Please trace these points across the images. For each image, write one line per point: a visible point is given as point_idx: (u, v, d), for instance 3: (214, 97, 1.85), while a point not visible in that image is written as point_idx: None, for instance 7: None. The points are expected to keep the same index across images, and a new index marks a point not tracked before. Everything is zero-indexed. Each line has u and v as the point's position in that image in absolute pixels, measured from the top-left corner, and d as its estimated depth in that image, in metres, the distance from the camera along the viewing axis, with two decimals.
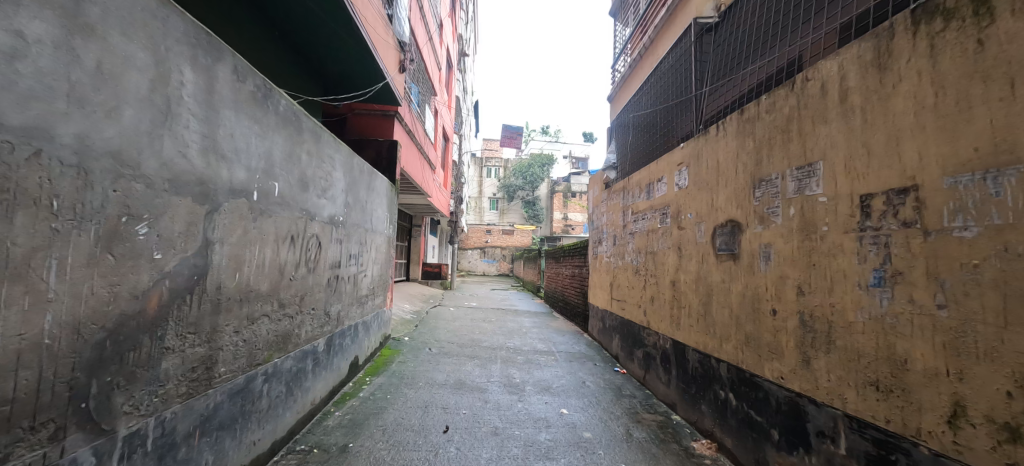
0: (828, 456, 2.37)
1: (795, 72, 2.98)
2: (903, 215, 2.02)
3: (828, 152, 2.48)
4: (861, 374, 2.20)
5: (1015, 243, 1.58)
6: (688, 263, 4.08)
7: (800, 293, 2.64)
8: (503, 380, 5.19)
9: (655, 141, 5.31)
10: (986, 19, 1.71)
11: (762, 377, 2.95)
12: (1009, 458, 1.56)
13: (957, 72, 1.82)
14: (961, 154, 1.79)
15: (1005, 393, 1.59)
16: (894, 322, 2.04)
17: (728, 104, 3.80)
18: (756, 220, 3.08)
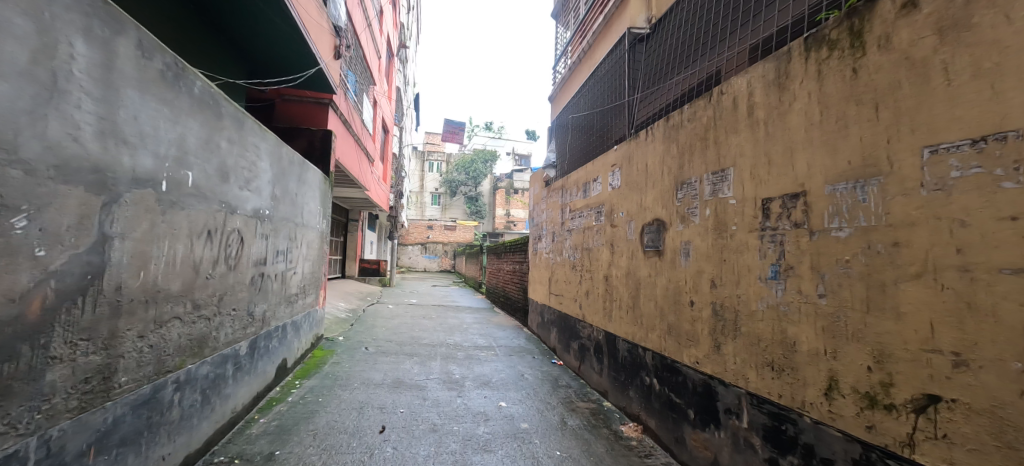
0: (733, 430, 2.68)
1: (712, 86, 3.29)
2: (794, 217, 2.32)
3: (738, 160, 2.78)
4: (761, 356, 2.51)
5: (875, 242, 1.90)
6: (620, 259, 4.34)
7: (713, 286, 2.93)
8: (442, 377, 5.16)
9: (592, 143, 5.56)
10: (859, 52, 2.03)
11: (681, 363, 3.24)
12: (869, 422, 1.88)
13: (837, 95, 2.13)
14: (839, 166, 2.10)
15: (866, 367, 1.91)
16: (786, 310, 2.35)
17: (656, 111, 4.10)
18: (678, 220, 3.37)
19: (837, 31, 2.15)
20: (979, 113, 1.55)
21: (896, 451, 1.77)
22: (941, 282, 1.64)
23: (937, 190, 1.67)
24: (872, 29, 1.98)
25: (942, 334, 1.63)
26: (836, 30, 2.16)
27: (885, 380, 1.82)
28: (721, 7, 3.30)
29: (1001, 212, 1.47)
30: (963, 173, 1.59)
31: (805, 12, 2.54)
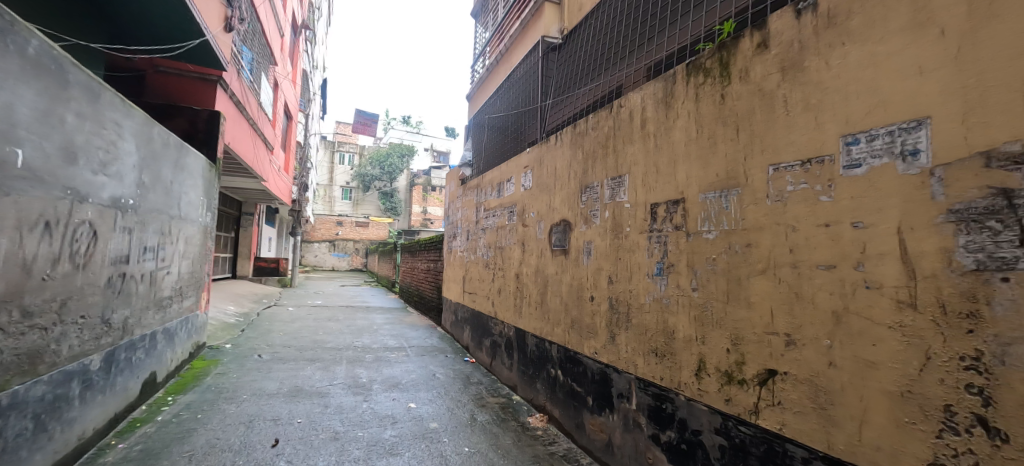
0: (625, 412, 2.96)
1: (613, 98, 3.59)
2: (675, 220, 2.64)
3: (632, 168, 3.07)
4: (647, 344, 2.80)
5: (734, 243, 2.25)
6: (530, 257, 4.51)
7: (610, 282, 3.20)
8: (348, 382, 4.88)
9: (507, 144, 5.69)
10: (725, 81, 2.38)
11: (582, 354, 3.49)
12: (727, 396, 2.23)
13: (710, 116, 2.47)
14: (709, 177, 2.43)
15: (725, 349, 2.26)
16: (667, 302, 2.66)
17: (565, 118, 4.34)
18: (581, 221, 3.61)
19: (710, 61, 2.49)
20: (808, 140, 1.95)
21: (745, 418, 2.13)
22: (778, 276, 2.02)
23: (778, 201, 2.04)
24: (736, 63, 2.33)
25: (779, 319, 2.00)
26: (709, 60, 2.50)
27: (739, 359, 2.18)
28: (622, 28, 3.62)
29: (819, 220, 1.86)
30: (795, 188, 1.98)
31: (687, 42, 2.90)
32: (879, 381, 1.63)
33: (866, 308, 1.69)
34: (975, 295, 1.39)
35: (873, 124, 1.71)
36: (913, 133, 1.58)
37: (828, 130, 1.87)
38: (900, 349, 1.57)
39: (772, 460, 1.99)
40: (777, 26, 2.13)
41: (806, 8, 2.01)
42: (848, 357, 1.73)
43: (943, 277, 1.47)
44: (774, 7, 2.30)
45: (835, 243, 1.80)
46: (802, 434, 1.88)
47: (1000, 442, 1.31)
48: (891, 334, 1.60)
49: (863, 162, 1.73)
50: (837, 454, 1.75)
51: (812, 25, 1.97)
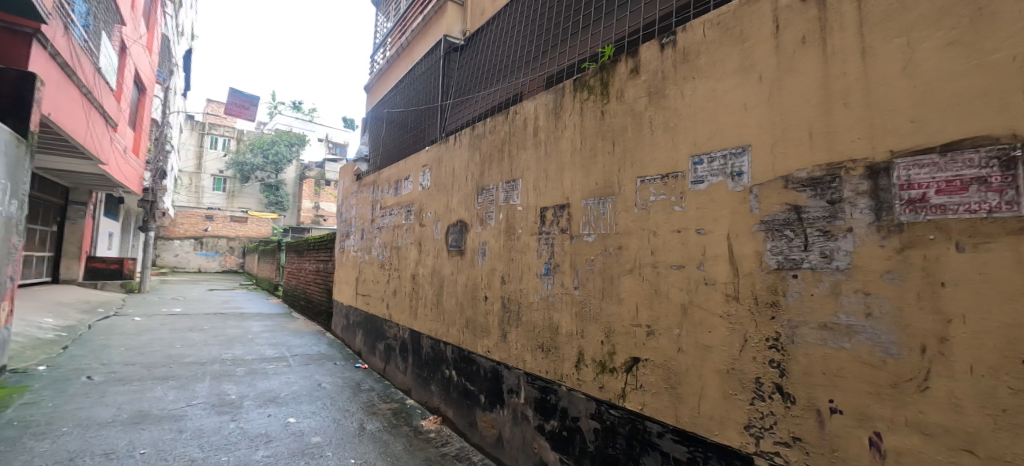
0: (514, 407, 3.09)
1: (510, 105, 3.71)
2: (561, 224, 2.84)
3: (524, 173, 3.22)
4: (534, 340, 2.96)
5: (609, 246, 2.50)
6: (426, 258, 4.44)
7: (503, 282, 3.31)
8: (212, 401, 4.25)
9: (406, 141, 5.52)
10: (604, 100, 2.64)
11: (475, 353, 3.55)
12: (601, 383, 2.47)
13: (591, 129, 2.71)
14: (590, 185, 2.67)
15: (600, 341, 2.50)
16: (553, 300, 2.84)
17: (464, 119, 4.37)
18: (477, 222, 3.67)
19: (593, 80, 2.74)
20: (666, 158, 2.26)
21: (615, 401, 2.39)
22: (642, 275, 2.30)
23: (643, 209, 2.33)
24: (613, 83, 2.59)
25: (642, 312, 2.28)
26: (592, 78, 2.74)
27: (611, 350, 2.44)
28: (520, 38, 3.77)
29: (674, 226, 2.17)
30: (656, 198, 2.28)
31: (575, 60, 3.14)
32: (713, 361, 1.97)
33: (704, 300, 2.02)
34: (776, 288, 1.80)
35: (713, 148, 2.06)
36: (740, 157, 1.96)
37: (681, 149, 2.19)
38: (727, 334, 1.93)
39: (635, 436, 2.26)
40: (646, 56, 2.43)
41: (668, 44, 2.33)
42: (692, 342, 2.05)
43: (756, 274, 1.86)
44: (646, 38, 2.61)
45: (684, 246, 2.12)
46: (658, 412, 2.17)
47: (790, 403, 1.73)
48: (721, 322, 1.95)
49: (705, 179, 2.07)
50: (682, 426, 2.06)
51: (671, 59, 2.30)
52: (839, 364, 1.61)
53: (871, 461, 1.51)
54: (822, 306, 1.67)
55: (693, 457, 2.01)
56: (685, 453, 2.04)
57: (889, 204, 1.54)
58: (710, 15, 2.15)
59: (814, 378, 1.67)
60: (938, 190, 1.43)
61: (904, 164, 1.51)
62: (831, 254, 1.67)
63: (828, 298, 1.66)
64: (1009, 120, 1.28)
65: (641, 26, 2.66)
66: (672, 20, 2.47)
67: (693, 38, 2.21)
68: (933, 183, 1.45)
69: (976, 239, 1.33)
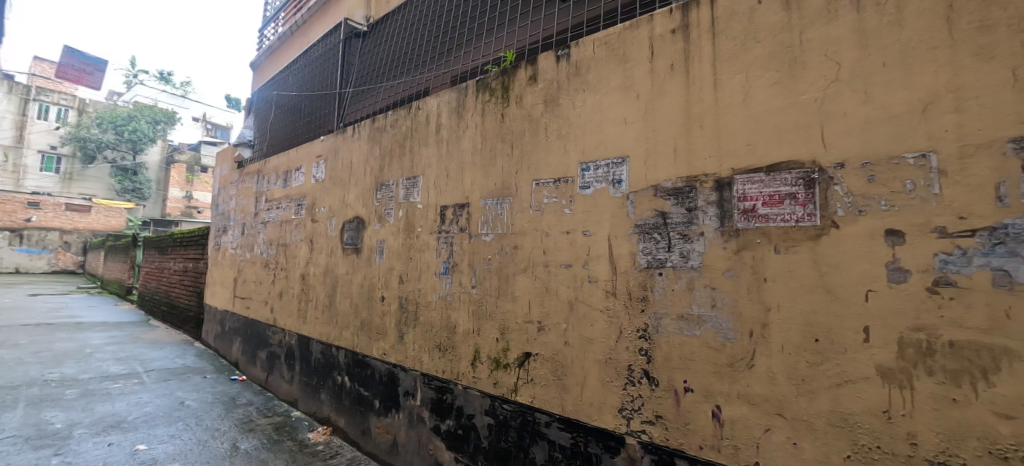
0: (409, 409, 3.03)
1: (412, 100, 3.61)
2: (461, 222, 2.84)
3: (425, 171, 3.16)
4: (432, 340, 2.93)
5: (505, 245, 2.58)
6: (318, 256, 4.11)
7: (400, 282, 3.21)
8: (26, 433, 3.40)
9: (299, 128, 5.05)
10: (505, 103, 2.71)
11: (370, 357, 3.39)
12: (495, 380, 2.54)
13: (492, 130, 2.76)
14: (489, 186, 2.71)
15: (495, 338, 2.56)
16: (451, 299, 2.83)
17: (364, 111, 4.13)
18: (375, 219, 3.50)
19: (495, 82, 2.79)
20: (558, 163, 2.40)
21: (508, 396, 2.48)
22: (535, 274, 2.41)
23: (537, 211, 2.45)
24: (513, 88, 2.68)
25: (534, 309, 2.40)
26: (494, 81, 2.80)
27: (505, 346, 2.52)
28: (425, 32, 3.69)
29: (564, 228, 2.32)
30: (549, 201, 2.41)
31: (479, 61, 3.17)
32: (594, 352, 2.15)
33: (588, 297, 2.19)
34: (645, 284, 2.02)
35: (599, 157, 2.24)
36: (619, 166, 2.16)
37: (571, 156, 2.35)
38: (605, 327, 2.12)
39: (525, 428, 2.37)
40: (543, 65, 2.56)
41: (563, 56, 2.47)
42: (576, 336, 2.21)
43: (630, 272, 2.07)
44: (544, 49, 2.75)
45: (572, 246, 2.27)
46: (546, 403, 2.31)
47: (654, 386, 1.96)
48: (601, 316, 2.14)
49: (591, 184, 2.25)
50: (567, 414, 2.22)
51: (566, 71, 2.45)
52: (691, 350, 1.87)
53: (713, 430, 1.79)
54: (680, 300, 1.93)
55: (575, 442, 2.17)
56: (568, 439, 2.20)
57: (729, 212, 1.83)
58: (599, 35, 2.33)
59: (673, 363, 1.92)
60: (763, 202, 1.75)
61: (741, 180, 1.81)
62: (687, 254, 1.93)
63: (684, 292, 1.92)
64: (812, 150, 1.66)
65: (540, 38, 2.78)
66: (567, 35, 2.63)
67: (584, 54, 2.38)
68: (760, 197, 1.76)
69: (788, 243, 1.68)
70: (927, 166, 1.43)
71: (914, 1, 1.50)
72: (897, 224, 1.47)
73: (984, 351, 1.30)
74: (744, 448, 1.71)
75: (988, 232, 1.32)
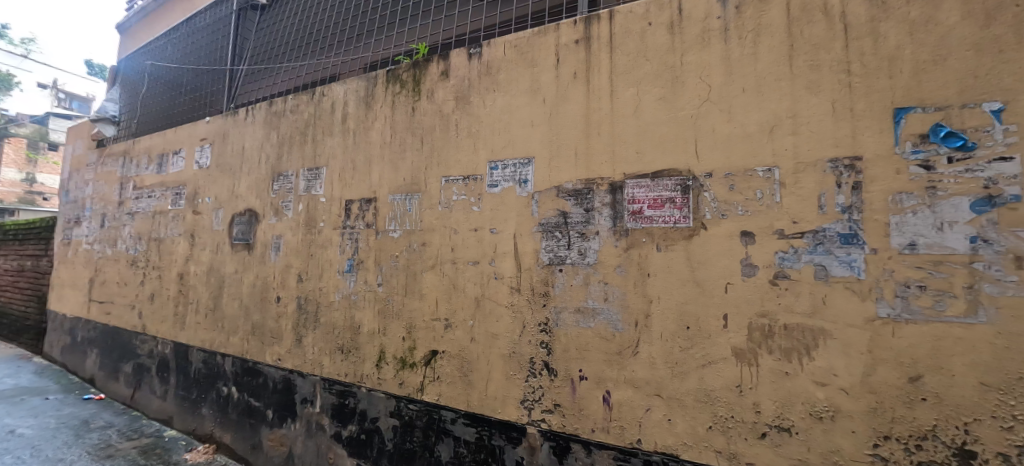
0: (308, 417, 2.83)
1: (316, 85, 3.35)
2: (367, 218, 2.72)
3: (329, 162, 2.97)
4: (333, 343, 2.77)
5: (413, 242, 2.53)
6: (201, 253, 3.64)
7: (299, 281, 2.98)
8: None
9: (180, 106, 4.42)
10: (416, 97, 2.65)
11: (263, 364, 3.10)
12: (401, 380, 2.48)
13: (402, 124, 2.68)
14: (397, 180, 2.63)
15: (402, 337, 2.50)
16: (355, 298, 2.70)
17: (260, 92, 3.75)
18: (271, 212, 3.20)
19: (406, 74, 2.71)
20: (468, 160, 2.41)
21: (413, 396, 2.43)
22: (443, 271, 2.40)
23: (446, 208, 2.44)
24: (425, 82, 2.63)
25: (441, 306, 2.39)
26: (405, 73, 2.72)
27: (411, 345, 2.47)
28: (332, 13, 3.45)
29: (472, 225, 2.34)
30: (458, 198, 2.41)
31: (390, 51, 3.05)
32: (500, 347, 2.20)
33: (494, 293, 2.24)
34: (547, 280, 2.12)
35: (506, 156, 2.30)
36: (525, 167, 2.24)
37: (481, 155, 2.37)
38: (510, 322, 2.19)
39: (431, 426, 2.35)
40: (455, 62, 2.55)
41: (474, 54, 2.48)
42: (483, 332, 2.26)
43: (534, 269, 2.16)
44: (457, 45, 2.73)
45: (480, 243, 2.31)
46: (452, 400, 2.31)
47: (553, 376, 2.07)
48: (506, 311, 2.21)
49: (499, 183, 2.30)
50: (472, 409, 2.25)
51: (477, 70, 2.47)
52: (586, 340, 2.01)
53: (603, 413, 1.94)
54: (577, 294, 2.05)
55: (480, 436, 2.21)
56: (473, 434, 2.23)
57: (621, 213, 1.99)
58: (509, 37, 2.39)
59: (570, 353, 2.04)
60: (648, 205, 1.93)
61: (631, 184, 1.98)
62: (584, 251, 2.06)
63: (581, 287, 2.05)
64: (687, 161, 1.88)
65: (454, 34, 2.76)
66: (481, 34, 2.65)
67: (495, 54, 2.42)
68: (646, 200, 1.94)
69: (667, 242, 1.88)
70: (772, 178, 1.70)
71: (766, 39, 1.78)
72: (749, 227, 1.73)
73: (807, 332, 1.59)
74: (629, 427, 1.88)
75: (813, 234, 1.61)
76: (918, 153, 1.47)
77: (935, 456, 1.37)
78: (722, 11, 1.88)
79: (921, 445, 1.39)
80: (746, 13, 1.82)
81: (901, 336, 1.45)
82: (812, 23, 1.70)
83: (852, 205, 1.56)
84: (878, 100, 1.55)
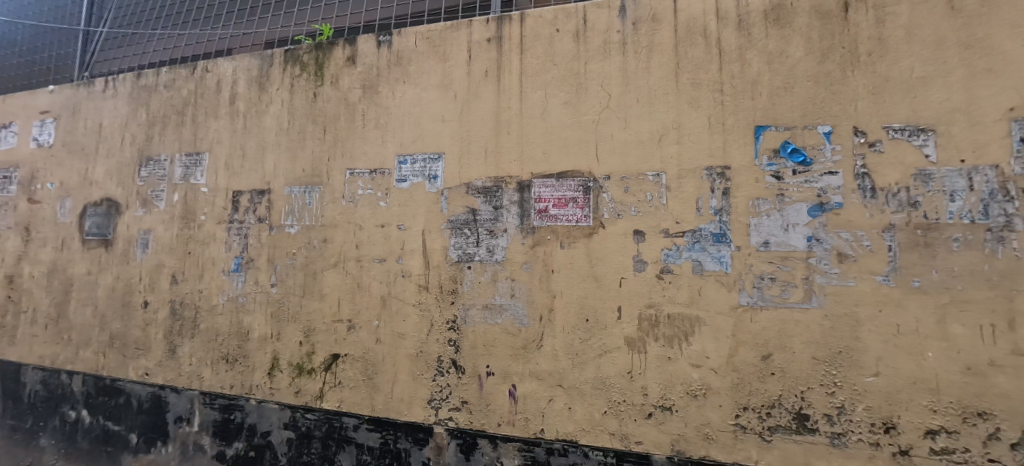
0: (183, 438, 2.48)
1: (198, 59, 2.94)
2: (259, 212, 2.46)
3: (213, 147, 2.62)
4: (216, 351, 2.46)
5: (313, 238, 2.34)
6: (39, 250, 2.99)
7: (173, 282, 2.59)
8: None
9: (13, 71, 3.61)
10: (318, 82, 2.46)
11: (124, 380, 2.65)
12: (298, 388, 2.29)
13: (303, 110, 2.46)
14: (296, 171, 2.42)
15: (298, 342, 2.31)
16: (243, 301, 2.43)
17: (126, 62, 3.20)
18: (137, 204, 2.75)
19: (307, 56, 2.50)
20: (375, 153, 2.30)
21: (311, 404, 2.26)
22: (346, 270, 2.26)
23: (351, 202, 2.30)
24: (329, 67, 2.45)
25: (344, 307, 2.25)
26: (306, 55, 2.50)
27: (309, 350, 2.29)
28: None
29: (379, 221, 2.24)
30: (363, 192, 2.28)
31: (290, 29, 2.79)
32: (406, 347, 2.14)
33: (401, 292, 2.17)
34: (455, 277, 2.11)
35: (416, 151, 2.23)
36: (435, 162, 2.20)
37: (389, 148, 2.28)
38: (417, 321, 2.14)
39: (332, 435, 2.21)
40: (363, 48, 2.41)
41: (384, 42, 2.37)
42: (388, 332, 2.17)
43: (442, 266, 2.13)
44: (366, 31, 2.59)
45: (386, 240, 2.22)
46: (354, 405, 2.19)
47: (461, 374, 2.06)
48: (413, 310, 2.15)
49: (408, 178, 2.22)
50: (376, 414, 2.15)
51: (386, 59, 2.36)
52: (493, 336, 2.04)
53: (509, 407, 1.99)
54: (485, 291, 2.07)
55: (384, 441, 2.13)
56: (377, 439, 2.14)
57: (528, 212, 2.04)
58: (421, 28, 2.32)
59: (478, 350, 2.05)
60: (553, 204, 2.01)
61: (537, 183, 2.05)
62: (493, 249, 2.08)
63: (489, 284, 2.07)
64: (589, 164, 1.99)
65: (362, 19, 2.62)
66: (392, 22, 2.54)
67: (406, 44, 2.33)
68: (552, 199, 2.02)
69: (570, 240, 1.98)
70: (659, 182, 1.88)
71: (657, 55, 1.95)
72: (641, 227, 1.88)
73: (686, 320, 1.79)
74: (533, 419, 1.95)
75: (691, 233, 1.81)
76: (772, 165, 1.73)
77: (780, 421, 1.63)
78: (621, 26, 2.02)
79: (770, 413, 1.65)
80: (641, 30, 1.98)
81: (757, 321, 1.70)
82: (693, 45, 1.90)
83: (722, 208, 1.78)
84: (743, 117, 1.79)
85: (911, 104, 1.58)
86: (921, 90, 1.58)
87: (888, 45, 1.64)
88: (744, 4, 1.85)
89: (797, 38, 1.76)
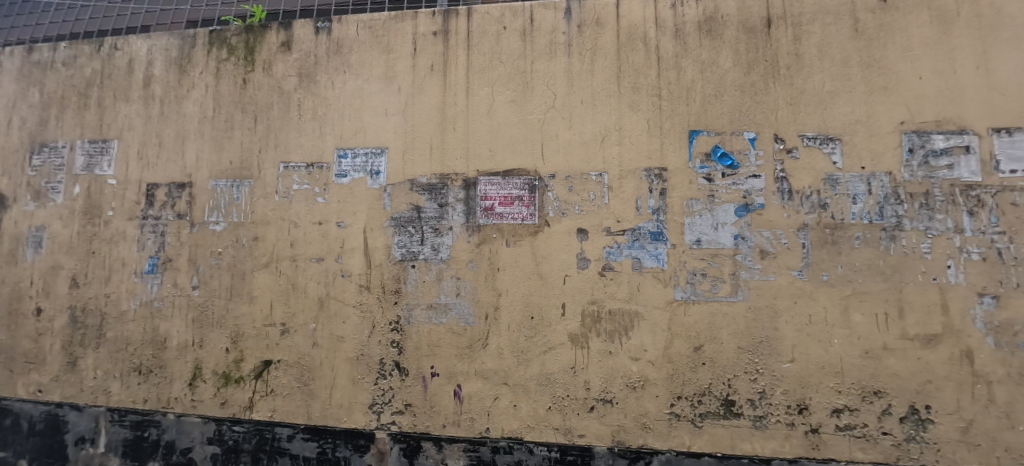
0: (86, 462, 2.21)
1: (105, 34, 2.62)
2: (178, 207, 2.24)
3: (123, 134, 2.35)
4: (127, 362, 2.21)
5: (242, 236, 2.17)
6: None
7: (73, 286, 2.30)
8: None
9: None
10: (248, 67, 2.28)
11: (12, 399, 2.31)
12: (224, 398, 2.11)
13: (230, 96, 2.27)
14: (222, 164, 2.23)
15: (225, 348, 2.13)
16: (159, 306, 2.20)
17: (14, 34, 2.78)
18: (27, 197, 2.40)
19: (236, 39, 2.31)
20: (313, 146, 2.17)
21: (240, 416, 2.10)
22: (279, 270, 2.12)
23: (285, 198, 2.15)
24: (260, 52, 2.28)
25: (277, 310, 2.10)
26: (235, 38, 2.31)
27: (238, 357, 2.12)
28: None
29: (316, 219, 2.12)
30: (299, 187, 2.15)
31: (217, 8, 2.56)
32: (346, 351, 2.04)
33: (340, 292, 2.07)
34: (399, 277, 2.04)
35: (357, 145, 2.13)
36: (377, 157, 2.11)
37: (328, 141, 2.16)
38: (358, 322, 2.05)
39: (263, 447, 2.06)
40: (299, 33, 2.26)
41: (323, 29, 2.25)
42: (326, 335, 2.06)
43: (385, 265, 2.05)
44: (302, 16, 2.44)
45: (324, 238, 2.10)
46: (289, 414, 2.06)
47: (405, 376, 2.00)
48: (353, 312, 2.05)
49: (348, 173, 2.12)
50: (313, 422, 2.04)
51: (325, 46, 2.23)
52: (438, 336, 2.00)
53: (454, 407, 1.96)
54: (429, 290, 2.03)
55: (322, 450, 2.02)
56: (314, 449, 2.02)
57: (473, 210, 2.02)
58: (363, 17, 2.22)
59: (422, 351, 2.00)
60: (499, 202, 2.01)
61: (484, 181, 2.03)
62: (438, 247, 2.04)
63: (434, 283, 2.03)
64: (534, 162, 2.01)
65: (300, 4, 2.47)
66: (331, 8, 2.42)
67: (346, 32, 2.22)
68: (498, 197, 2.01)
69: (515, 238, 1.98)
70: (601, 182, 1.93)
71: (600, 58, 2.00)
72: (584, 225, 1.93)
73: (626, 316, 1.85)
74: (478, 418, 1.93)
75: (631, 231, 1.88)
76: (703, 167, 1.84)
77: (709, 407, 1.74)
78: (566, 27, 2.05)
79: (701, 401, 1.75)
80: (586, 33, 2.03)
81: (689, 315, 1.79)
82: (634, 51, 1.97)
83: (659, 208, 1.86)
84: (679, 122, 1.89)
85: (821, 115, 1.75)
86: (830, 103, 1.75)
87: (804, 61, 1.79)
88: (680, 14, 1.95)
89: (726, 49, 1.88)
